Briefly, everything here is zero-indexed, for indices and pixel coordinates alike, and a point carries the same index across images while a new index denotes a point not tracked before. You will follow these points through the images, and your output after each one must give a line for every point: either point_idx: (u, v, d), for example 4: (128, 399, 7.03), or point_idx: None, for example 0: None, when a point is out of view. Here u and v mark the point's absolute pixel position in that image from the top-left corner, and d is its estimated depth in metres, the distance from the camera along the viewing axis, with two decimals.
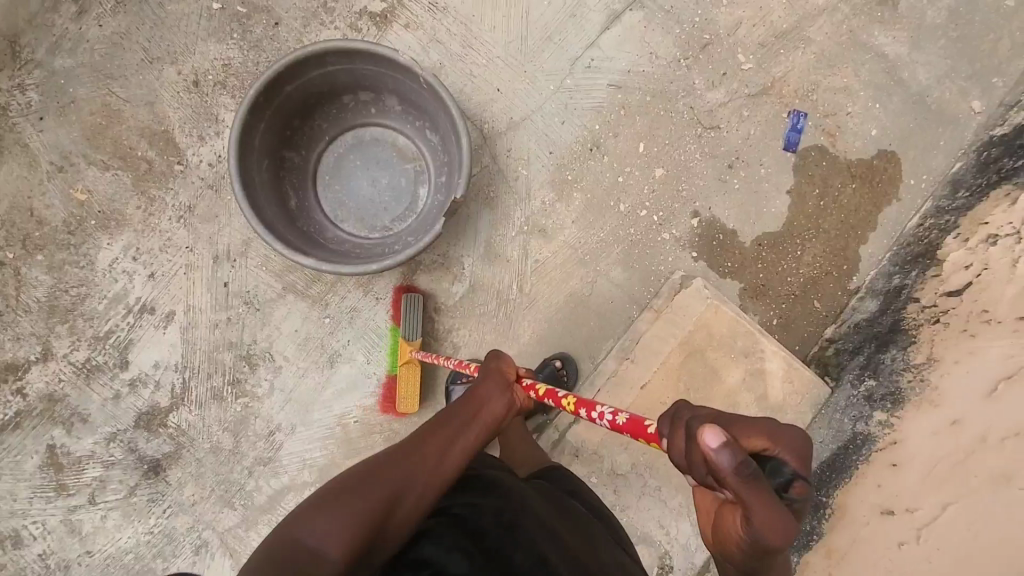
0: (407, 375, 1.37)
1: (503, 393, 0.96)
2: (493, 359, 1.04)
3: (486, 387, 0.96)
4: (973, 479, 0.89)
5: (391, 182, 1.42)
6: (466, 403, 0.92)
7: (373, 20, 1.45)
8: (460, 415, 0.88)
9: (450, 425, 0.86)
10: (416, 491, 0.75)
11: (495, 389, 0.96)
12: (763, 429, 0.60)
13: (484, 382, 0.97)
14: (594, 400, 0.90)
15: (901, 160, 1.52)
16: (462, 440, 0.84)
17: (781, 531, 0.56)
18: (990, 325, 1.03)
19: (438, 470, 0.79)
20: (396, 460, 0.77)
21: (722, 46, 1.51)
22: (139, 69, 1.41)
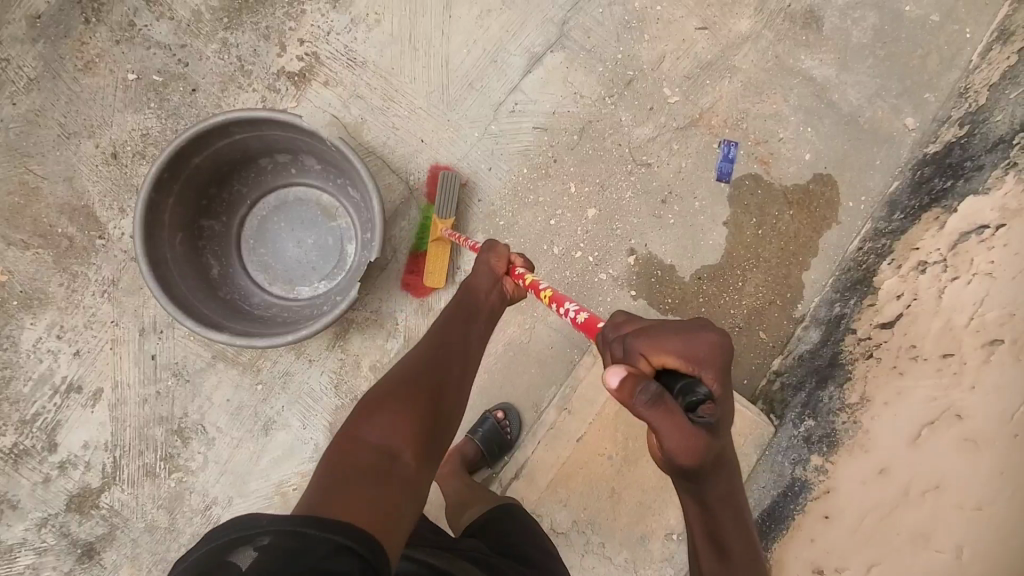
0: (434, 253, 1.37)
1: (498, 291, 1.05)
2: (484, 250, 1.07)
3: (478, 280, 1.04)
4: (895, 538, 0.89)
5: (317, 241, 1.39)
6: (462, 299, 1.02)
7: (291, 80, 1.44)
8: (462, 316, 0.98)
9: (457, 324, 0.96)
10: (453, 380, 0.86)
11: (484, 279, 1.03)
12: (675, 350, 0.64)
13: (474, 274, 1.05)
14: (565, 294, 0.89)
15: (838, 182, 1.49)
16: (472, 331, 0.96)
17: (691, 444, 0.57)
18: (917, 362, 1.02)
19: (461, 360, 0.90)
20: (425, 363, 0.87)
21: (647, 81, 1.49)
22: (56, 145, 1.40)
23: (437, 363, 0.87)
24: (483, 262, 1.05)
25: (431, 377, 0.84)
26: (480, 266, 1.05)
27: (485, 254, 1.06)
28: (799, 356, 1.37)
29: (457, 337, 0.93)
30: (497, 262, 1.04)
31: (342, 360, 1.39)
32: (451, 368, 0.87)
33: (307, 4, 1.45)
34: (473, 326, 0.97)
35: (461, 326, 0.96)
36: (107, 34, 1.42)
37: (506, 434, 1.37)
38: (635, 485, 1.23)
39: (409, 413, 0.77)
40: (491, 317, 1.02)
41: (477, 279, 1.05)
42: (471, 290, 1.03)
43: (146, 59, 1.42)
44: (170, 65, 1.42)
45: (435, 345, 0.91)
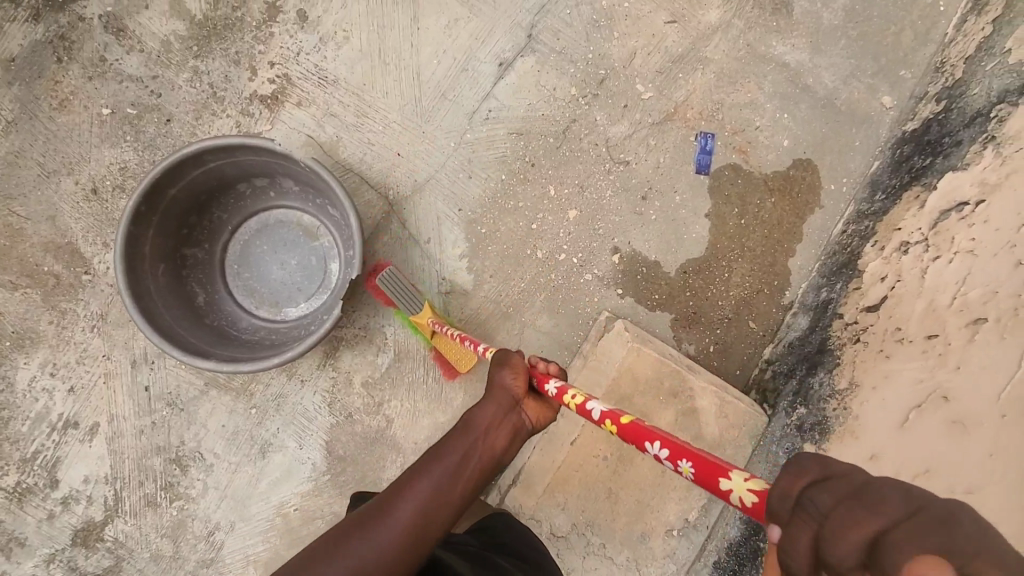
0: (442, 343, 1.32)
1: (504, 422, 0.86)
2: (501, 364, 0.92)
3: (482, 410, 0.86)
4: None
5: (301, 261, 1.40)
6: (454, 437, 0.83)
7: (264, 103, 1.45)
8: (446, 461, 0.79)
9: (432, 469, 0.78)
10: (389, 560, 0.69)
11: (492, 413, 0.85)
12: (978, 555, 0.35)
13: (482, 404, 0.86)
14: (646, 423, 0.74)
15: (818, 167, 1.48)
16: (447, 492, 0.76)
17: None
18: (903, 345, 1.01)
19: (412, 535, 0.71)
20: (366, 527, 0.71)
21: (620, 78, 1.49)
22: (37, 185, 1.41)
23: (375, 531, 0.71)
24: (497, 387, 0.88)
25: (359, 553, 0.69)
26: (497, 386, 0.89)
27: (499, 378, 0.90)
28: (789, 344, 1.37)
29: (427, 486, 0.76)
30: (515, 379, 0.89)
31: (334, 378, 1.40)
32: (394, 538, 0.71)
33: (275, 27, 1.45)
34: (456, 474, 0.78)
35: (442, 474, 0.77)
36: (79, 71, 1.43)
37: None
38: (632, 485, 1.23)
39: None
40: (490, 461, 0.81)
41: (481, 410, 0.85)
42: (468, 426, 0.84)
43: (120, 93, 1.43)
44: (144, 97, 1.43)
45: (396, 498, 0.75)
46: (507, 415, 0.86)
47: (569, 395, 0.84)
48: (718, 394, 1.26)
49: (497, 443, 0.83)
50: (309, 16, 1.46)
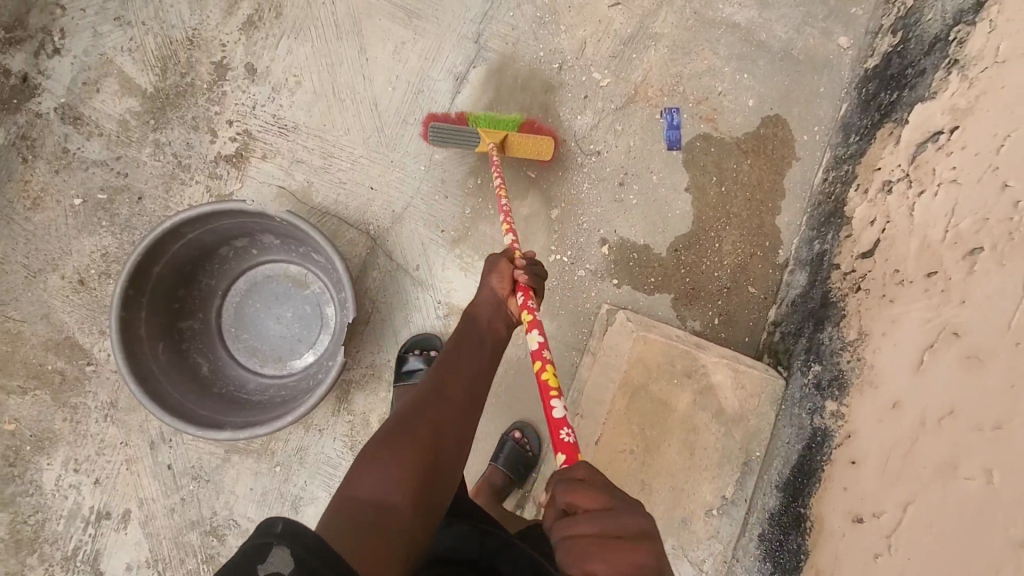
0: (513, 140, 1.37)
1: (503, 311, 0.95)
2: (487, 271, 0.98)
3: (480, 298, 0.95)
4: (923, 471, 0.83)
5: (295, 312, 1.40)
6: (471, 324, 0.91)
7: (230, 162, 1.44)
8: (469, 339, 0.89)
9: (463, 349, 0.87)
10: (461, 408, 0.79)
11: (492, 306, 0.94)
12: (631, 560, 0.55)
13: (482, 296, 0.95)
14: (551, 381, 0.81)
15: (787, 121, 1.48)
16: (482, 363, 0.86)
17: None
18: (904, 287, 1.01)
19: (472, 396, 0.81)
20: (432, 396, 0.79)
21: (575, 70, 1.49)
22: (24, 286, 1.41)
23: (445, 390, 0.79)
24: (489, 288, 0.95)
25: (437, 411, 0.76)
26: (484, 291, 0.96)
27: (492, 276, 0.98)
28: (792, 303, 1.36)
29: (467, 362, 0.85)
30: (501, 283, 0.96)
31: (351, 422, 1.40)
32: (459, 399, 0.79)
33: (227, 85, 1.45)
34: (478, 353, 0.87)
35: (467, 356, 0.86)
36: (45, 167, 1.43)
37: (526, 451, 1.39)
38: (663, 473, 1.23)
39: (414, 452, 0.72)
40: (499, 335, 0.93)
41: (481, 303, 0.95)
42: (472, 315, 0.93)
43: (88, 180, 1.43)
44: (112, 180, 1.43)
45: (443, 370, 0.83)
46: (504, 306, 0.95)
47: (529, 313, 0.92)
48: (731, 366, 1.26)
49: (499, 327, 0.93)
50: (257, 68, 1.45)
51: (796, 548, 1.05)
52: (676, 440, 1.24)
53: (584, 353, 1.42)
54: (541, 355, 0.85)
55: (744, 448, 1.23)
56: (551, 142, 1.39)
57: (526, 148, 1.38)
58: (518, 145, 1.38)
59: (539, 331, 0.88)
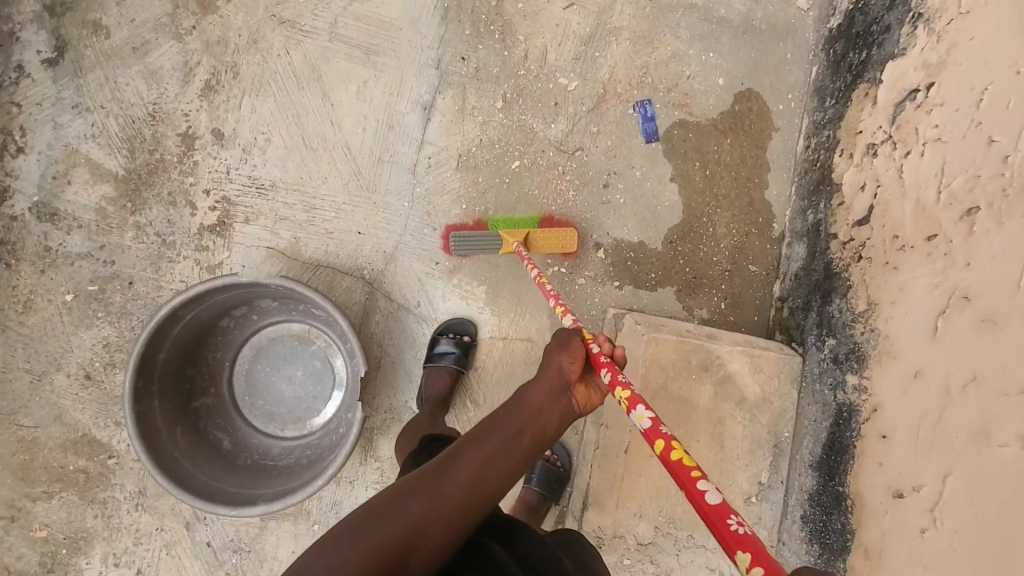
0: (536, 237, 1.39)
1: (556, 405, 0.86)
2: (557, 344, 0.91)
3: (541, 381, 0.87)
4: (956, 441, 0.84)
5: (305, 370, 1.40)
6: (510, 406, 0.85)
7: (213, 232, 1.42)
8: (501, 431, 0.82)
9: (489, 438, 0.81)
10: (452, 504, 0.74)
11: (547, 391, 0.86)
12: None
13: (539, 379, 0.87)
14: (691, 461, 0.69)
15: (760, 93, 1.47)
16: (503, 459, 0.79)
17: None
18: (906, 252, 1.00)
19: (469, 492, 0.76)
20: (428, 487, 0.75)
21: (541, 79, 1.47)
22: (32, 391, 1.40)
23: (441, 484, 0.76)
24: (556, 367, 0.88)
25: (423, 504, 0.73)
26: (548, 368, 0.88)
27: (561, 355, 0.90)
28: (795, 277, 1.36)
29: (485, 455, 0.79)
30: (571, 363, 0.88)
31: (380, 468, 1.40)
32: (454, 497, 0.75)
33: (196, 155, 1.43)
34: (504, 450, 0.80)
35: (490, 453, 0.79)
36: (30, 268, 1.42)
37: (557, 466, 1.40)
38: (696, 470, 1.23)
39: (379, 541, 0.69)
40: (542, 432, 0.84)
41: (536, 387, 0.86)
42: (524, 400, 0.85)
43: (76, 274, 1.42)
44: (100, 270, 1.42)
45: (452, 461, 0.78)
46: (558, 398, 0.86)
47: (624, 389, 0.81)
48: (745, 353, 1.26)
49: (546, 422, 0.84)
50: (223, 132, 1.43)
51: (841, 528, 1.05)
52: (703, 435, 1.24)
53: None
54: (658, 433, 0.74)
55: (771, 430, 1.24)
56: (574, 235, 1.41)
57: (550, 244, 1.40)
58: (541, 239, 1.40)
59: (647, 408, 0.77)
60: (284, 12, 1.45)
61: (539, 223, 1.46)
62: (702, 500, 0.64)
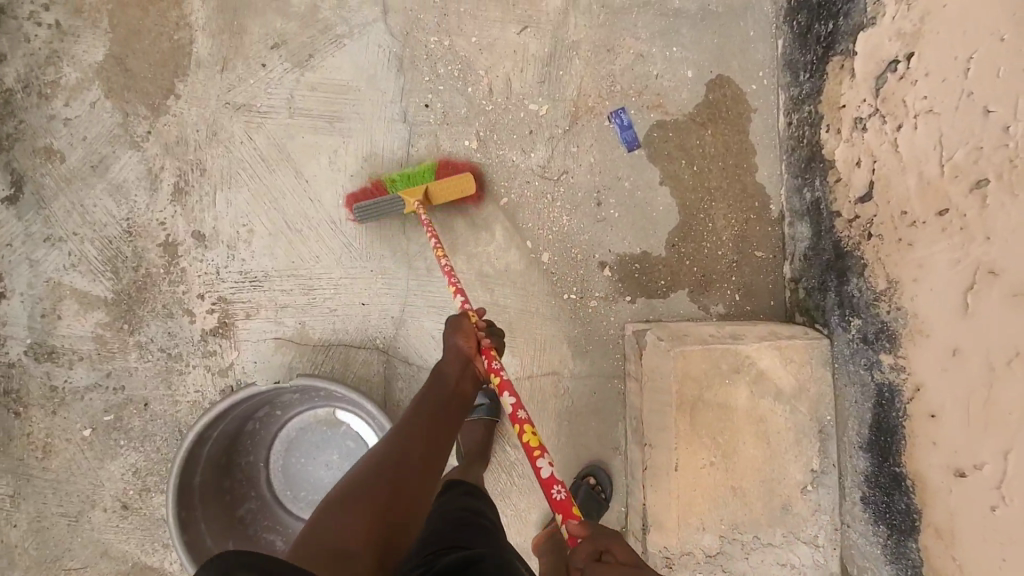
0: (434, 189, 1.34)
1: (469, 373, 1.01)
2: (450, 330, 1.05)
3: (449, 360, 1.02)
4: (1009, 417, 0.85)
5: (340, 452, 1.38)
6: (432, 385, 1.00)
7: (217, 334, 1.40)
8: (432, 406, 0.96)
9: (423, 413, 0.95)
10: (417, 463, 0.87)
11: (458, 366, 1.01)
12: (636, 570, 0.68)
13: (446, 359, 1.02)
14: (539, 441, 0.85)
15: (731, 77, 1.44)
16: (438, 425, 0.94)
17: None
18: (919, 228, 1.01)
19: (426, 453, 0.89)
20: (389, 459, 0.87)
21: (510, 109, 1.44)
22: (72, 532, 1.38)
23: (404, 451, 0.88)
24: (453, 347, 1.02)
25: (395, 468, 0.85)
26: (450, 349, 1.03)
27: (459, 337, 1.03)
28: (804, 257, 1.35)
29: (427, 426, 0.93)
30: (467, 342, 1.02)
31: None
32: (413, 464, 0.87)
33: (182, 261, 1.40)
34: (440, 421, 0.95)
35: (427, 426, 0.93)
36: (41, 411, 1.39)
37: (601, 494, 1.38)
38: (748, 472, 1.23)
39: (373, 501, 0.80)
40: (466, 399, 1.00)
41: (445, 365, 1.01)
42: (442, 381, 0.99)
43: (89, 407, 1.39)
44: (112, 397, 1.39)
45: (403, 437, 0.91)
46: (469, 366, 1.01)
47: (497, 375, 0.97)
48: (773, 347, 1.25)
49: (465, 389, 1.00)
50: (204, 233, 1.41)
51: (905, 507, 1.07)
52: (750, 436, 1.24)
53: (626, 378, 1.41)
54: (517, 416, 0.88)
55: (814, 417, 1.24)
56: (470, 179, 1.34)
57: (448, 192, 1.34)
58: (438, 188, 1.33)
59: (510, 389, 0.93)
60: (237, 97, 1.43)
61: (434, 171, 1.40)
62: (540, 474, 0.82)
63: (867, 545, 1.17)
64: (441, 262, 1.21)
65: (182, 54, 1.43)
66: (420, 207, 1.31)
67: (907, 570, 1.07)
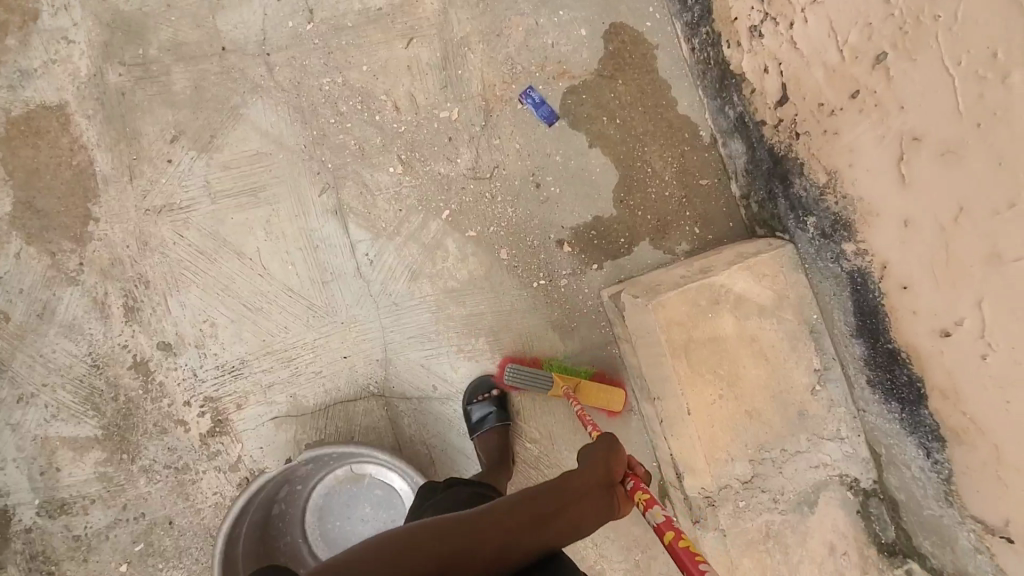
0: (587, 389, 1.36)
1: (595, 501, 0.86)
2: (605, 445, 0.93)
3: (585, 474, 0.88)
4: (973, 269, 0.87)
5: (372, 504, 1.39)
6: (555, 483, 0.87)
7: (215, 433, 1.39)
8: (543, 504, 0.83)
9: (525, 503, 0.83)
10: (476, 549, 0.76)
11: (594, 487, 0.87)
12: None
13: (586, 468, 0.89)
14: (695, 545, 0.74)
15: (624, 22, 1.43)
16: (531, 527, 0.80)
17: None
18: (838, 115, 1.03)
19: (496, 543, 0.77)
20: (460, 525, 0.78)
21: (423, 123, 1.42)
22: None
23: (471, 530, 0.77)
24: (600, 462, 0.90)
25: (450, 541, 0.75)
26: (596, 464, 0.90)
27: (606, 455, 0.91)
28: (746, 171, 1.35)
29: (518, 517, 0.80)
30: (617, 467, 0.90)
31: None
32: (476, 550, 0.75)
33: (158, 375, 1.39)
34: (540, 527, 0.81)
35: (526, 520, 0.80)
36: (71, 563, 1.38)
37: None
38: (756, 392, 1.26)
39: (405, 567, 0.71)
40: (575, 527, 0.83)
41: (580, 475, 0.88)
42: (564, 487, 0.86)
43: (116, 543, 1.38)
44: (136, 527, 1.38)
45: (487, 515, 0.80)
46: (596, 495, 0.87)
47: (643, 492, 0.87)
48: (742, 268, 1.27)
49: (582, 515, 0.84)
50: (169, 342, 1.39)
51: (908, 380, 1.09)
52: (747, 359, 1.26)
53: (618, 342, 1.42)
54: (669, 523, 0.79)
55: (801, 320, 1.26)
56: (623, 395, 1.37)
57: (597, 399, 1.36)
58: (591, 392, 1.36)
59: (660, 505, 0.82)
60: (155, 200, 1.40)
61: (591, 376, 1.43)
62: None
63: (885, 425, 1.18)
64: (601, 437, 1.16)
65: (87, 177, 1.40)
66: (569, 394, 1.33)
67: (928, 437, 1.09)
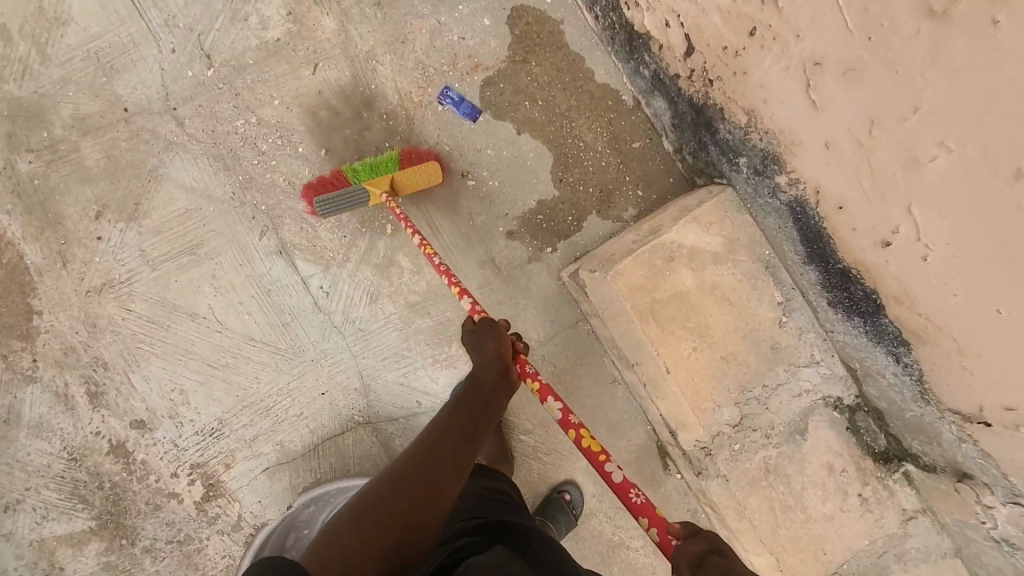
0: (400, 179, 1.30)
1: (501, 389, 1.01)
2: (490, 338, 1.03)
3: (485, 370, 1.01)
4: (897, 176, 0.89)
5: None
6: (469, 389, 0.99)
7: (210, 498, 1.37)
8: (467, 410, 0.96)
9: (457, 416, 0.94)
10: (445, 465, 0.84)
11: (495, 380, 1.00)
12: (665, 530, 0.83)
13: (485, 365, 1.01)
14: (598, 446, 0.94)
15: (525, 3, 1.41)
16: (467, 429, 0.93)
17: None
18: (743, 55, 1.04)
19: (454, 453, 0.87)
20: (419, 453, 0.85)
21: (347, 144, 1.40)
22: None
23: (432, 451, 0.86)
24: (495, 355, 1.01)
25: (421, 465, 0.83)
26: (489, 358, 1.02)
27: (497, 350, 1.02)
28: (673, 126, 1.36)
29: (457, 428, 0.92)
30: (505, 354, 1.02)
31: None
32: (441, 463, 0.84)
33: (138, 453, 1.36)
34: (473, 428, 0.94)
35: (462, 428, 0.92)
36: None
37: (575, 507, 1.41)
38: (727, 337, 1.28)
39: (398, 500, 0.77)
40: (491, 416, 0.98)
41: (483, 373, 1.00)
42: (474, 390, 0.99)
43: None
44: None
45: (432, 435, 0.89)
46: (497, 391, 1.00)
47: (535, 380, 1.02)
48: (688, 221, 1.28)
49: (491, 407, 0.98)
50: (142, 417, 1.37)
51: (863, 294, 1.12)
52: (712, 307, 1.28)
53: (588, 318, 1.42)
54: (570, 421, 0.97)
55: (755, 258, 1.29)
56: (436, 164, 1.31)
57: (415, 181, 1.31)
58: (404, 179, 1.30)
59: (558, 398, 0.99)
60: (94, 278, 1.36)
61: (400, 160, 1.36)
62: (612, 480, 0.90)
63: (854, 341, 1.20)
64: (433, 258, 1.20)
65: (19, 272, 1.35)
66: (387, 199, 1.28)
67: (894, 343, 1.11)
